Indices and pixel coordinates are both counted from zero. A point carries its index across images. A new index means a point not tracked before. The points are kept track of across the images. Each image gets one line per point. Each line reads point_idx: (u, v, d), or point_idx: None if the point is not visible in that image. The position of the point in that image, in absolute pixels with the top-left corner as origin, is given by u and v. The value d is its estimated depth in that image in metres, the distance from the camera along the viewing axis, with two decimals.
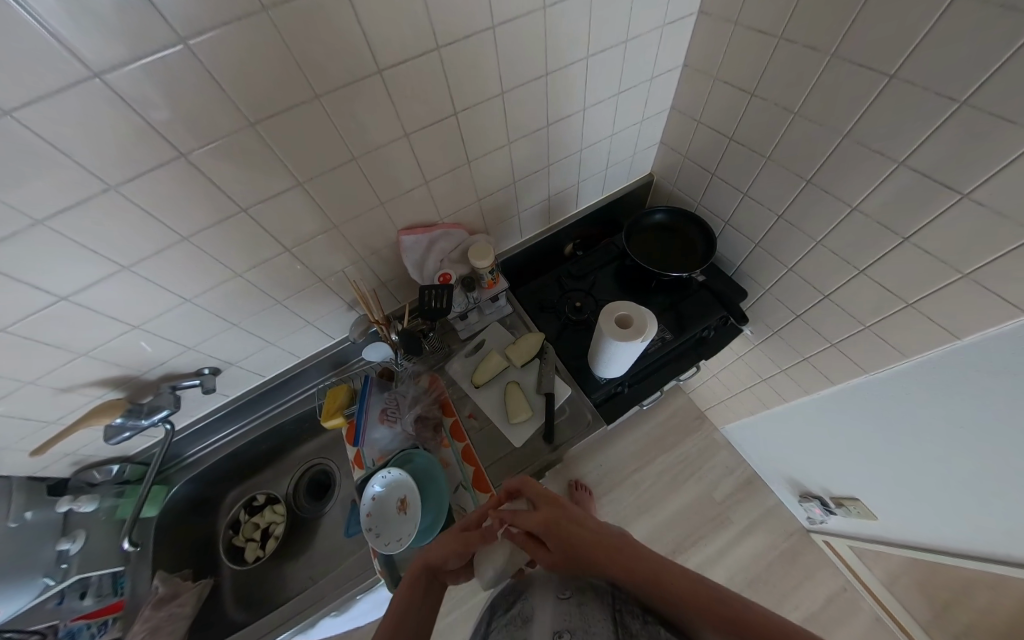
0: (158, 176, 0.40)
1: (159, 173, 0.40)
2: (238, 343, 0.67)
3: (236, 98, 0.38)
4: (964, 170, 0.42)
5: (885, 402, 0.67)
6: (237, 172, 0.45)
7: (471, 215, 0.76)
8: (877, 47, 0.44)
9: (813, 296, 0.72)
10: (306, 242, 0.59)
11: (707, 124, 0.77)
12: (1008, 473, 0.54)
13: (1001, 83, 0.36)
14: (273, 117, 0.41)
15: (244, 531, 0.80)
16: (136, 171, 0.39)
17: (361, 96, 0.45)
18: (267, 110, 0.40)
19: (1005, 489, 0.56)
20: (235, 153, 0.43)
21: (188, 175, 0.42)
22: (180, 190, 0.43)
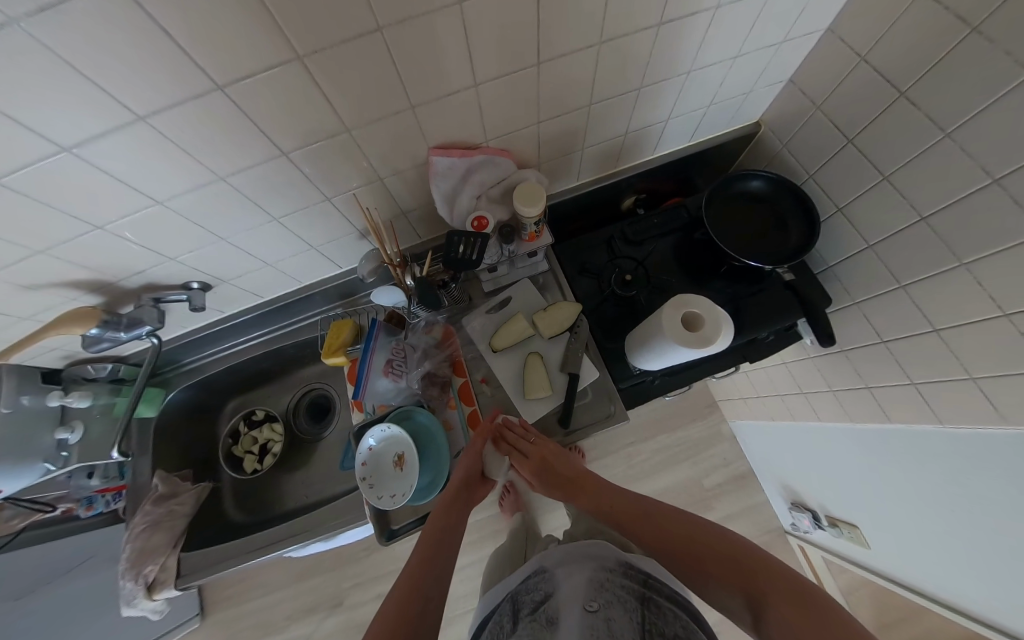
0: (66, 20, 0.25)
1: (58, 17, 0.25)
2: (230, 260, 0.58)
3: None
4: None
5: (948, 456, 0.59)
6: (199, 30, 0.29)
7: (525, 142, 0.59)
8: None
9: (918, 325, 0.58)
10: (311, 145, 0.45)
11: (874, 65, 0.54)
12: None
13: None
14: None
15: (243, 444, 0.80)
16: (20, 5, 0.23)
17: None
18: None
19: None
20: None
21: (107, 17, 0.26)
22: (101, 44, 0.28)
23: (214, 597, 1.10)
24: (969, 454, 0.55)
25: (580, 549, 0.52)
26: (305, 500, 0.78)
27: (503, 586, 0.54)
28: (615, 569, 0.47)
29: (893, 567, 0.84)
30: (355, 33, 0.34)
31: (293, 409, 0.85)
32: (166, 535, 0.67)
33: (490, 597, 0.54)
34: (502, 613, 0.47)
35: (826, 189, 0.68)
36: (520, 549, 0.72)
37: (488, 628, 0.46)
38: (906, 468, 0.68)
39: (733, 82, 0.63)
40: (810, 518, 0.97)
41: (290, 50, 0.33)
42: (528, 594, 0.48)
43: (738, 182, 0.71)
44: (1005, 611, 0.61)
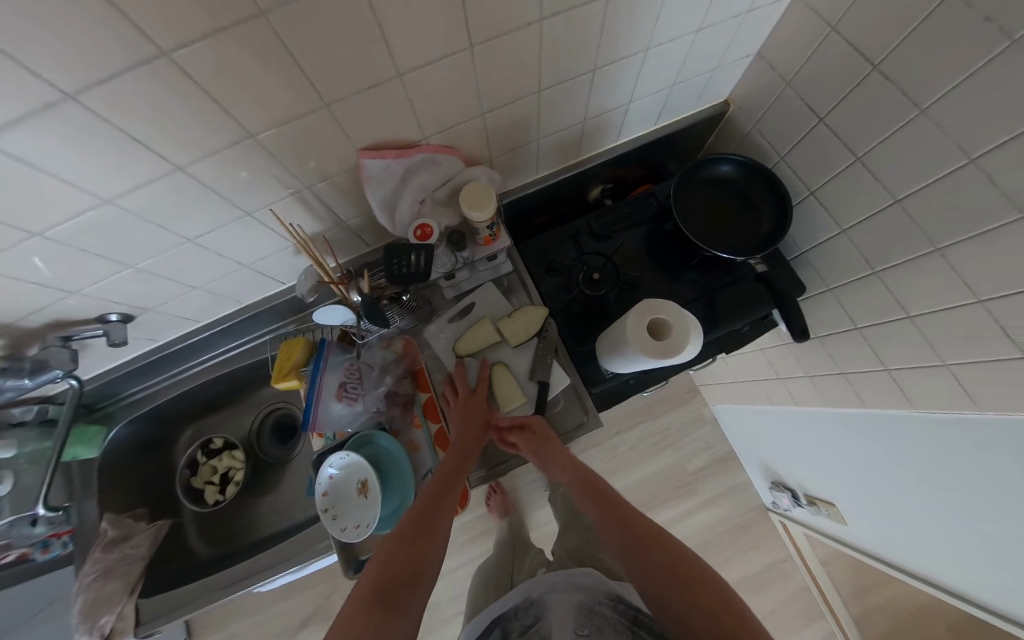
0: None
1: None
2: (148, 287, 0.51)
3: None
4: None
5: (922, 438, 0.58)
6: (13, 24, 0.22)
7: (472, 136, 0.53)
8: None
9: (893, 311, 0.56)
10: (213, 155, 0.39)
11: (846, 35, 0.49)
12: None
13: None
14: None
15: (201, 475, 0.75)
16: None
17: None
18: None
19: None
20: None
21: None
22: None
23: (197, 623, 1.08)
24: (941, 436, 0.54)
25: (566, 581, 0.49)
26: (274, 528, 0.75)
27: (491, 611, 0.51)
28: (606, 600, 0.44)
29: (867, 542, 0.86)
30: (229, 19, 0.27)
31: (256, 432, 0.80)
32: (120, 583, 0.63)
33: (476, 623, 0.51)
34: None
35: (798, 172, 0.65)
36: (506, 568, 0.70)
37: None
38: (880, 449, 0.68)
39: (700, 56, 0.58)
40: (790, 497, 0.99)
41: (148, 45, 0.27)
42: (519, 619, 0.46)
43: (708, 167, 0.66)
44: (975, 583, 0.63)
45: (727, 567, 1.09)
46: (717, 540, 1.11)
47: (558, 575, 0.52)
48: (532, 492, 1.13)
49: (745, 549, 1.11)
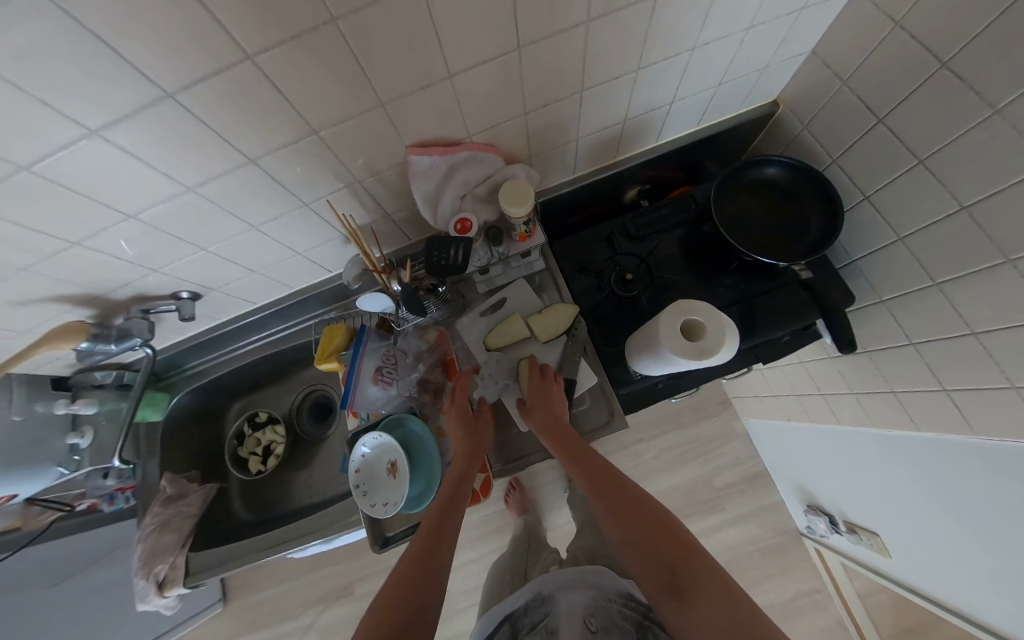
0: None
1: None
2: (215, 269, 0.57)
3: None
4: None
5: (980, 464, 0.53)
6: (133, 31, 0.26)
7: (513, 135, 0.55)
8: None
9: (955, 326, 0.51)
10: (281, 149, 0.43)
11: (910, 30, 0.47)
12: None
13: None
14: None
15: (247, 445, 0.81)
16: None
17: None
18: None
19: None
20: None
21: (37, 28, 0.24)
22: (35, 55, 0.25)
23: (233, 585, 1.16)
24: (999, 460, 0.50)
25: (578, 576, 0.50)
26: (306, 502, 0.79)
27: (503, 605, 0.50)
28: (615, 598, 0.45)
29: (913, 578, 0.79)
30: (305, 26, 0.30)
31: (296, 411, 0.85)
32: (174, 535, 0.70)
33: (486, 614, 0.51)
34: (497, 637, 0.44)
35: (853, 175, 0.62)
36: (521, 560, 0.71)
37: None
38: (932, 479, 0.63)
39: (749, 54, 0.56)
40: (827, 522, 0.93)
41: (236, 49, 0.30)
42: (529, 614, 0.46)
43: (752, 169, 0.64)
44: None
45: (752, 590, 1.04)
46: (742, 560, 1.06)
47: (570, 572, 0.51)
48: (551, 492, 1.12)
49: (773, 573, 1.05)
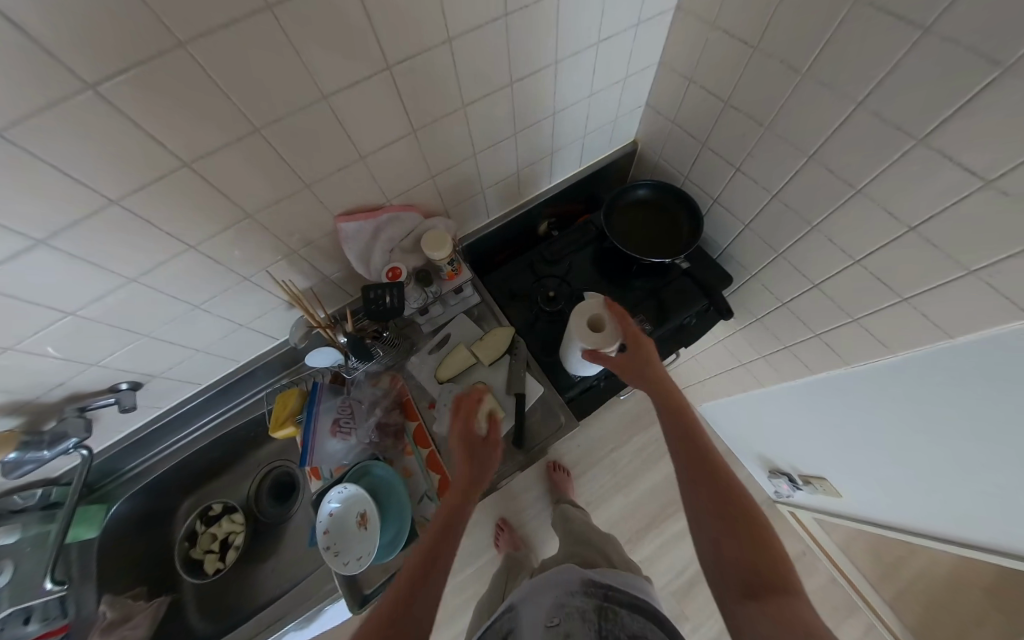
0: None
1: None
2: (158, 353, 0.58)
3: (63, 55, 0.26)
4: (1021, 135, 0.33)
5: (863, 390, 0.66)
6: (86, 152, 0.33)
7: (427, 195, 0.66)
8: None
9: (803, 284, 0.68)
10: (219, 234, 0.49)
11: (700, 84, 0.67)
12: (987, 471, 0.54)
13: None
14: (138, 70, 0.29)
15: (201, 544, 0.75)
16: None
17: (250, 37, 0.32)
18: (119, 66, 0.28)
19: (985, 485, 0.56)
20: (71, 122, 0.30)
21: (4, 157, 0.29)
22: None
23: None
24: (872, 382, 0.64)
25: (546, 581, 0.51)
26: (277, 588, 0.74)
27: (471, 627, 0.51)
28: (576, 591, 0.47)
29: (866, 509, 0.88)
30: (236, 134, 0.39)
31: (255, 494, 0.81)
32: None
33: None
34: None
35: (700, 187, 0.80)
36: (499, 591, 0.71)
37: None
38: (837, 414, 0.75)
39: (600, 113, 0.74)
40: (788, 482, 1.01)
41: (174, 158, 0.38)
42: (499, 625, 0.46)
43: (627, 193, 0.80)
44: (961, 523, 0.66)
45: None
46: None
47: (536, 579, 0.53)
48: None
49: None
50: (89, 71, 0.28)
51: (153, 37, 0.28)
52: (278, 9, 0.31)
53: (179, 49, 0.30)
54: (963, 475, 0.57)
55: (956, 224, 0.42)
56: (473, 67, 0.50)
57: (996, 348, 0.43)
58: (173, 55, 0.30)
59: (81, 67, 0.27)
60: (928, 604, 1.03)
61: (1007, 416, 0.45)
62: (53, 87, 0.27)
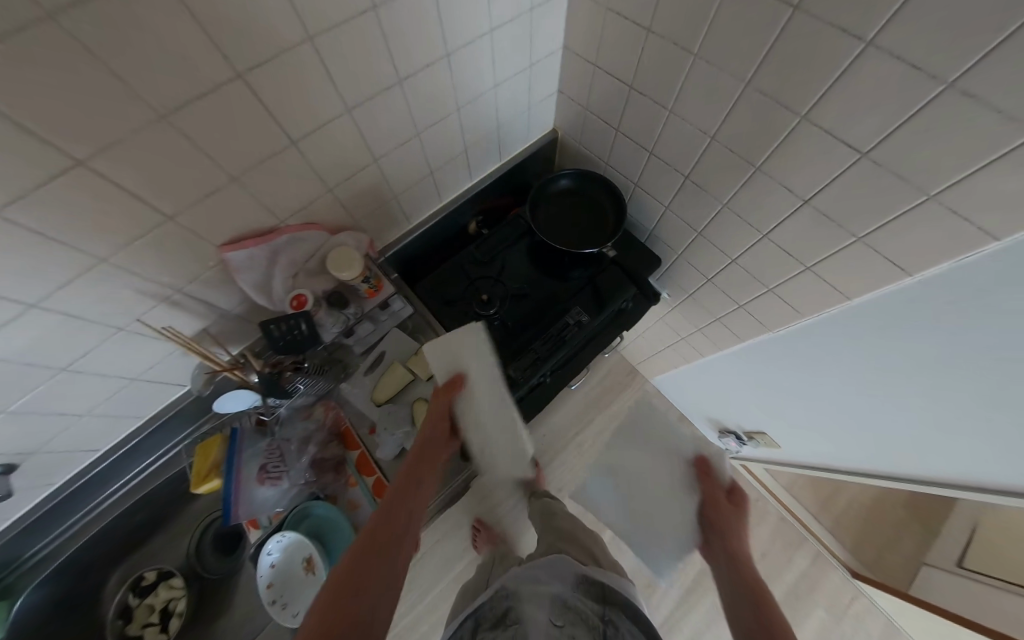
0: None
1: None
2: (27, 428, 0.50)
3: None
4: (887, 111, 0.35)
5: (788, 351, 0.70)
6: None
7: (329, 210, 0.60)
8: None
9: (722, 260, 0.71)
10: (65, 286, 0.41)
11: (604, 69, 0.66)
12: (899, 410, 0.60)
13: (906, 22, 0.28)
14: None
15: (139, 617, 0.68)
16: None
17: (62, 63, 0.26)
18: None
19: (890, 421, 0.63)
20: None
21: None
22: None
23: None
24: (792, 344, 0.68)
25: (538, 572, 0.46)
26: None
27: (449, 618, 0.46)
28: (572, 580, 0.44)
29: (803, 456, 0.96)
30: (59, 172, 0.32)
31: (196, 551, 0.74)
32: None
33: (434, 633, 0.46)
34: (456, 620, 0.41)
35: (620, 172, 0.80)
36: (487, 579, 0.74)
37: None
38: (767, 376, 0.80)
39: (510, 104, 0.72)
40: (736, 440, 1.09)
41: None
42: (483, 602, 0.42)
43: (551, 185, 0.78)
44: (880, 458, 0.74)
45: None
46: None
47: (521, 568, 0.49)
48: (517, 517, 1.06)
49: None
50: None
51: None
52: (100, 49, 0.27)
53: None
54: (880, 416, 0.64)
55: (840, 194, 0.45)
56: (350, 68, 0.45)
57: (892, 302, 0.47)
58: None
59: None
60: (857, 521, 1.18)
61: (912, 356, 0.50)
62: None
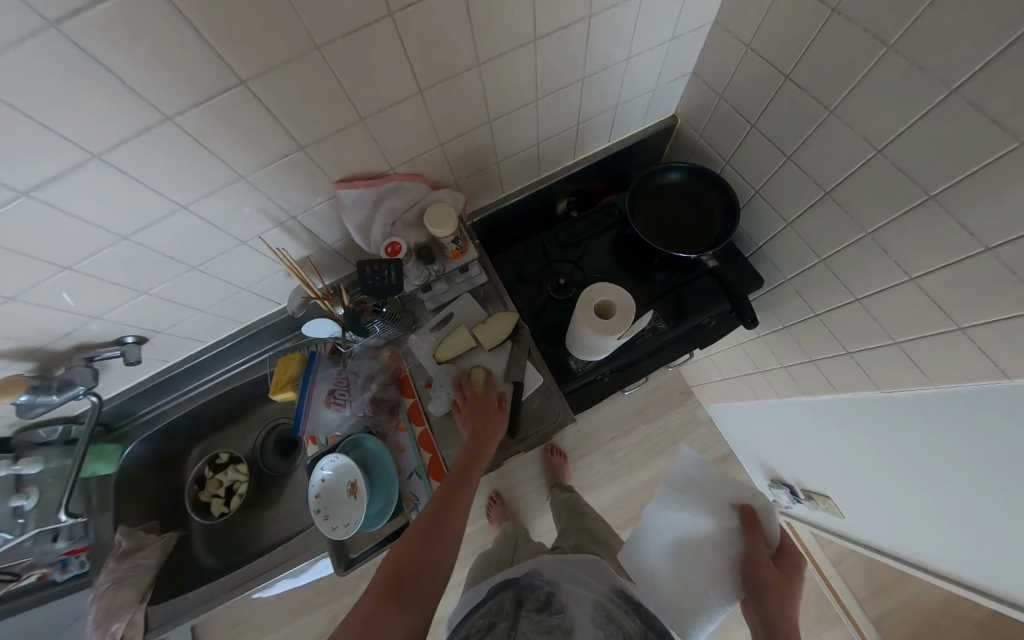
0: None
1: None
2: (161, 311, 0.59)
3: None
4: None
5: (886, 415, 0.61)
6: (68, 103, 0.31)
7: (436, 164, 0.61)
8: None
9: (843, 296, 0.61)
10: (212, 194, 0.46)
11: (759, 53, 0.57)
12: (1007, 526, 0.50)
13: None
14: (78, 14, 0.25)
15: (209, 488, 0.80)
16: None
17: None
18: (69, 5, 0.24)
19: (1001, 536, 0.52)
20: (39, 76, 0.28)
21: None
22: None
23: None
24: (900, 410, 0.58)
25: (569, 566, 0.55)
26: (277, 535, 0.79)
27: (490, 583, 0.53)
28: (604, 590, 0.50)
29: (869, 534, 0.84)
30: (218, 89, 0.35)
31: (259, 448, 0.85)
32: (133, 590, 0.66)
33: (472, 593, 0.54)
34: (502, 593, 0.49)
35: (741, 174, 0.72)
36: (504, 552, 0.76)
37: (486, 601, 0.48)
38: (852, 436, 0.71)
39: (637, 79, 0.66)
40: (789, 494, 1.00)
41: (155, 111, 0.35)
42: (530, 587, 0.49)
43: (658, 176, 0.73)
44: (985, 573, 0.60)
45: None
46: None
47: (554, 556, 0.57)
48: (534, 500, 1.08)
49: None
50: (47, 7, 0.24)
51: None
52: None
53: None
54: (986, 518, 0.52)
55: None
56: (493, 20, 0.43)
57: None
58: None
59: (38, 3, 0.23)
60: (908, 624, 1.02)
61: (1022, 457, 0.42)
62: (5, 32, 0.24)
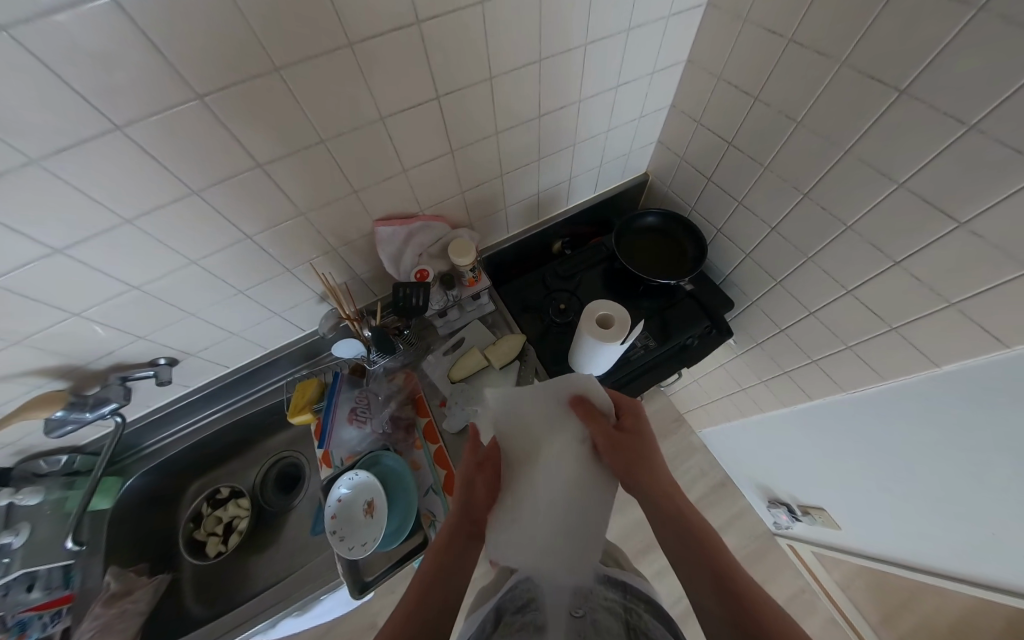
0: (102, 148, 0.35)
1: (82, 152, 0.35)
2: (198, 333, 0.63)
3: (182, 68, 0.33)
4: (970, 182, 0.40)
5: (858, 417, 0.69)
6: (198, 150, 0.40)
7: (454, 207, 0.72)
8: (885, 59, 0.42)
9: (800, 311, 0.72)
10: (271, 228, 0.55)
11: (707, 126, 0.75)
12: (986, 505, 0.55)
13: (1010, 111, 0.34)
14: (226, 91, 0.36)
15: (205, 526, 0.77)
16: (73, 139, 0.34)
17: (333, 68, 0.40)
18: (219, 83, 0.35)
19: (979, 518, 0.57)
20: (183, 130, 0.38)
21: (131, 149, 0.37)
22: (122, 163, 0.38)
23: None
24: (867, 409, 0.66)
25: None
26: (275, 576, 0.74)
27: None
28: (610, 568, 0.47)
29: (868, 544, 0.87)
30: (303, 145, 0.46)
31: (261, 481, 0.83)
32: None
33: None
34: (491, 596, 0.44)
35: (704, 216, 0.86)
36: None
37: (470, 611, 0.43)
38: (833, 442, 0.77)
39: (616, 144, 0.82)
40: (787, 512, 1.02)
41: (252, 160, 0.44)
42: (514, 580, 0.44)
43: (638, 220, 0.87)
44: (975, 559, 0.65)
45: None
46: None
47: None
48: None
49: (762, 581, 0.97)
50: (201, 84, 0.35)
51: (254, 64, 0.36)
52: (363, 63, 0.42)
53: (276, 74, 0.37)
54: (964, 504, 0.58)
55: (933, 257, 0.47)
56: (508, 103, 0.58)
57: (983, 375, 0.46)
58: (266, 81, 0.38)
59: (194, 81, 0.34)
60: None
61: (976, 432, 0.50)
62: (172, 97, 0.35)
